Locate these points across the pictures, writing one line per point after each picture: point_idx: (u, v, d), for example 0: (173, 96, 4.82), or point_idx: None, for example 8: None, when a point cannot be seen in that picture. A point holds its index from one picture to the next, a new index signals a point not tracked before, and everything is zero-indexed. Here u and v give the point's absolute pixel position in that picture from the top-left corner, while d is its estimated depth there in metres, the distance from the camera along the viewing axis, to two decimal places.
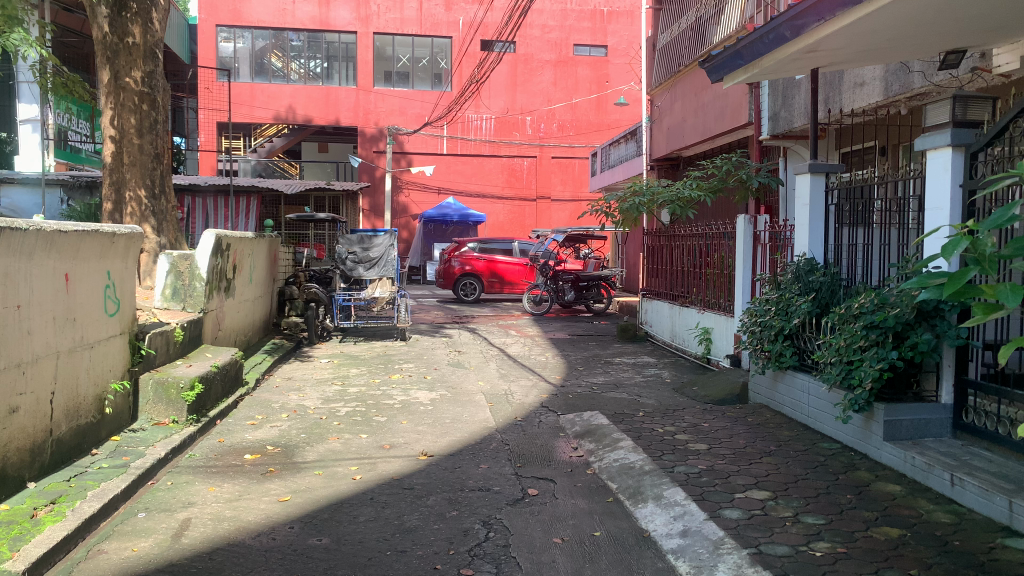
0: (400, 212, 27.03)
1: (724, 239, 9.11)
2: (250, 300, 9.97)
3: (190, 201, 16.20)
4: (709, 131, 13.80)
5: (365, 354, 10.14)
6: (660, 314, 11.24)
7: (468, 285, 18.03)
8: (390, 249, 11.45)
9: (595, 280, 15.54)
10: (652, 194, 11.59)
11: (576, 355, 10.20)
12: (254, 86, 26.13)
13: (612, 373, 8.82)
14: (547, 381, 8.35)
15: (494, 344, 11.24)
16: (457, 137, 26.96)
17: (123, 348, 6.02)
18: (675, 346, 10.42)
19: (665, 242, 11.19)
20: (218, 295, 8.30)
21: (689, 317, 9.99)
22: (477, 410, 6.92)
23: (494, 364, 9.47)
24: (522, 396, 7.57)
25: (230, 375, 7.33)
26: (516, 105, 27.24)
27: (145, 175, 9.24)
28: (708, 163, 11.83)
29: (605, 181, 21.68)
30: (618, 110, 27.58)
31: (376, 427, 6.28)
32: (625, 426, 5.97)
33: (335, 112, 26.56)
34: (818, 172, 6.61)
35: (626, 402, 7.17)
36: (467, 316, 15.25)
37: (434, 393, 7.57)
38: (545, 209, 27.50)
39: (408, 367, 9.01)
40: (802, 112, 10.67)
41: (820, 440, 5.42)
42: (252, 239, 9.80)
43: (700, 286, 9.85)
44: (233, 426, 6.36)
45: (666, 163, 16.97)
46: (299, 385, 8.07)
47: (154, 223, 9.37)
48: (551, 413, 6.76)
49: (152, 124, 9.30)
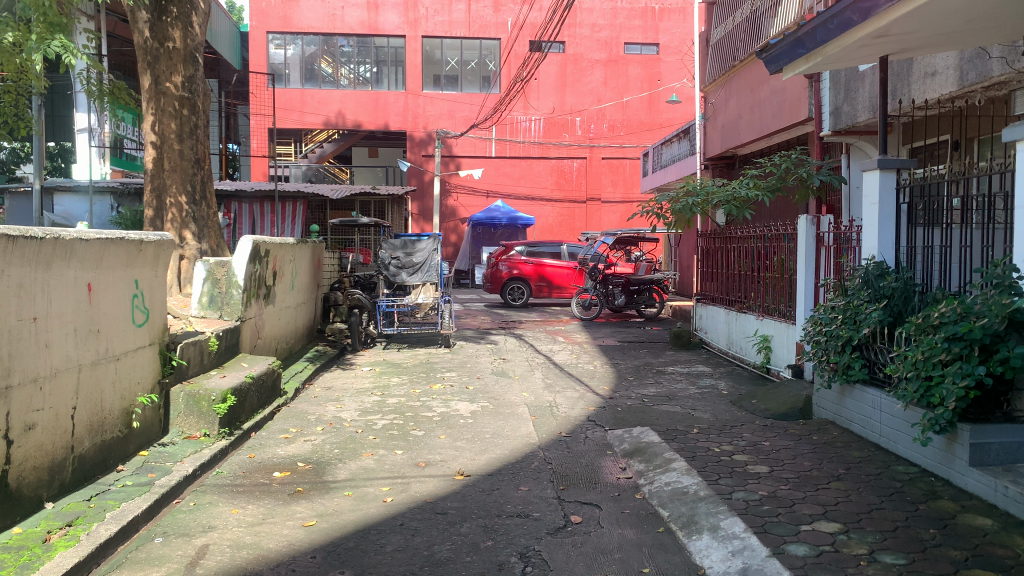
0: (449, 215, 26.87)
1: (784, 242, 8.64)
2: (292, 307, 9.80)
3: (237, 207, 16.23)
4: (766, 128, 13.21)
5: (408, 362, 9.87)
6: (715, 320, 10.73)
7: (516, 289, 17.71)
8: (433, 253, 11.21)
9: (646, 283, 15.08)
10: (706, 195, 11.08)
11: (626, 364, 9.77)
12: (304, 91, 26.29)
13: (664, 383, 8.36)
14: (595, 392, 7.95)
15: (542, 351, 10.86)
16: (506, 139, 26.71)
17: (152, 360, 5.84)
18: (732, 354, 9.89)
19: (720, 245, 10.68)
20: (257, 302, 8.13)
21: (747, 323, 9.47)
22: (520, 424, 6.56)
23: (540, 373, 9.10)
24: (568, 409, 7.18)
25: (266, 385, 7.13)
26: (565, 106, 26.84)
27: (186, 181, 9.15)
28: (765, 162, 11.28)
29: (657, 182, 21.10)
30: (670, 109, 26.92)
31: (413, 442, 5.97)
32: (678, 445, 5.54)
33: (384, 116, 26.54)
34: (888, 167, 6.07)
35: (680, 416, 6.73)
36: (515, 322, 14.90)
37: (475, 405, 7.24)
38: (596, 211, 27.00)
39: (451, 377, 8.70)
40: (866, 106, 10.04)
41: (895, 463, 4.93)
42: (293, 245, 9.61)
43: (759, 291, 9.32)
44: (266, 440, 6.13)
45: (722, 162, 16.38)
46: (338, 395, 7.81)
47: (195, 229, 9.26)
48: (598, 428, 6.37)
49: (193, 130, 9.19)
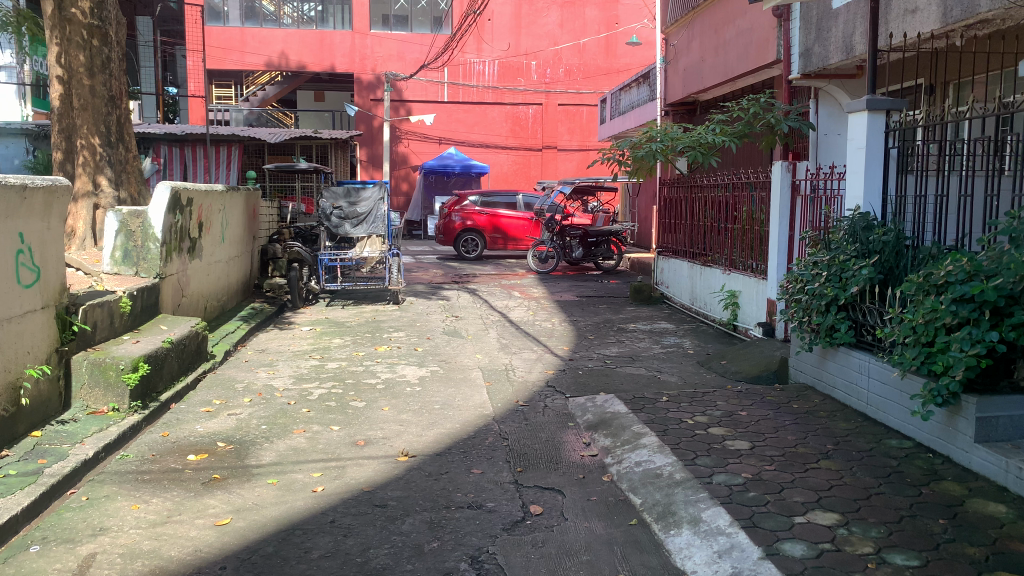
0: (400, 163, 25.88)
1: (754, 192, 8.05)
2: (224, 261, 9.00)
3: (167, 151, 15.18)
4: (731, 71, 12.57)
5: (353, 320, 9.16)
6: (678, 274, 10.21)
7: (470, 241, 17.03)
8: (379, 203, 10.43)
9: (604, 235, 14.52)
10: (671, 141, 10.44)
11: (586, 321, 9.21)
12: (244, 30, 24.80)
13: (626, 343, 7.82)
14: (554, 353, 7.37)
15: (496, 307, 10.24)
16: (459, 83, 25.67)
17: (46, 326, 5.04)
18: (695, 310, 9.40)
19: (684, 194, 10.12)
20: (179, 257, 7.32)
21: (713, 278, 8.95)
22: (473, 392, 5.95)
23: (495, 332, 8.49)
24: (525, 373, 6.59)
25: (187, 350, 6.39)
26: (520, 49, 25.80)
27: (99, 121, 8.14)
28: (730, 106, 10.67)
29: (615, 129, 20.42)
30: (627, 53, 26.03)
31: (352, 415, 5.32)
32: (647, 416, 4.99)
33: (330, 57, 25.24)
34: (878, 109, 5.47)
35: (646, 382, 6.20)
36: (468, 275, 14.24)
37: (424, 369, 6.60)
38: (551, 159, 26.27)
39: (398, 337, 8.03)
40: (839, 47, 9.45)
41: (887, 437, 4.45)
42: (223, 193, 8.75)
43: (724, 243, 8.84)
44: (184, 415, 5.42)
45: (683, 107, 15.74)
46: (271, 359, 7.10)
47: (111, 174, 8.27)
48: (558, 396, 5.79)
49: (105, 63, 8.17)
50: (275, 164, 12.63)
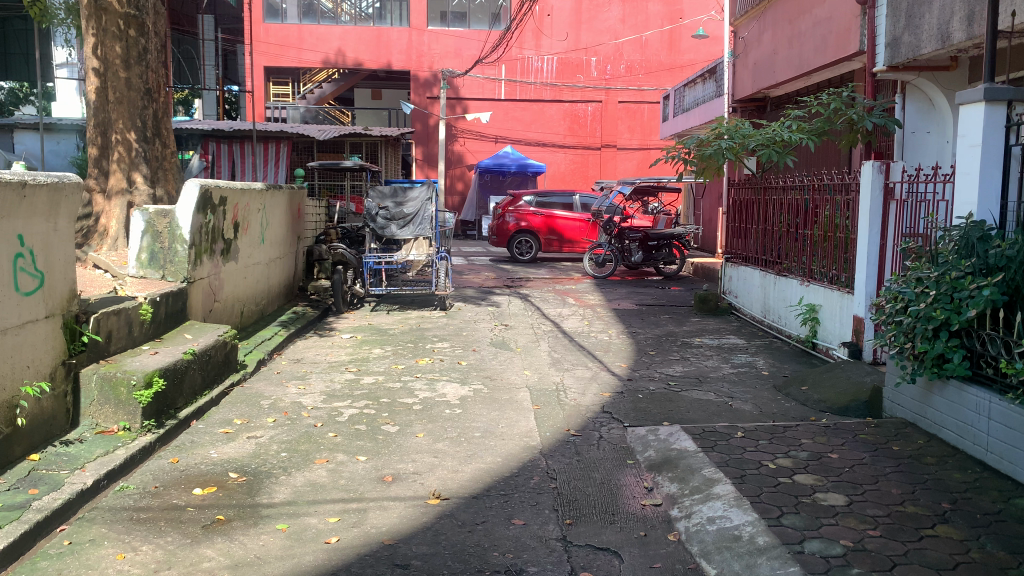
0: (455, 161, 25.43)
1: (837, 196, 7.23)
2: (263, 263, 8.57)
3: (215, 147, 14.94)
4: (807, 65, 11.67)
5: (397, 327, 8.63)
6: (748, 283, 9.40)
7: (524, 242, 16.43)
8: (427, 203, 9.87)
9: (666, 239, 13.74)
10: (742, 139, 9.63)
11: (646, 333, 8.49)
12: (302, 27, 24.66)
13: (691, 361, 7.08)
14: (610, 371, 6.68)
15: (549, 315, 9.59)
16: (516, 80, 25.12)
17: (51, 337, 4.60)
18: (768, 323, 8.59)
19: (756, 196, 9.32)
20: (211, 259, 6.88)
21: (789, 290, 8.13)
22: (519, 417, 5.31)
23: (547, 344, 7.83)
24: (578, 395, 5.92)
25: (213, 362, 5.92)
26: (580, 44, 25.07)
27: (134, 115, 7.79)
28: (808, 100, 9.81)
29: (678, 127, 19.58)
30: (692, 49, 25.07)
31: (382, 442, 4.74)
32: (720, 457, 4.29)
33: (387, 54, 24.94)
34: (998, 99, 4.64)
35: (715, 412, 5.48)
36: (521, 279, 13.61)
37: (466, 388, 5.99)
38: (610, 158, 25.48)
39: (442, 348, 7.45)
40: (933, 35, 8.50)
41: (1018, 497, 3.66)
42: (262, 191, 8.30)
43: (801, 251, 8.04)
44: (201, 436, 4.91)
45: (751, 104, 14.85)
46: (305, 372, 6.58)
47: (147, 170, 7.85)
48: (616, 425, 5.12)
49: (142, 54, 7.80)
50: (320, 161, 12.22)
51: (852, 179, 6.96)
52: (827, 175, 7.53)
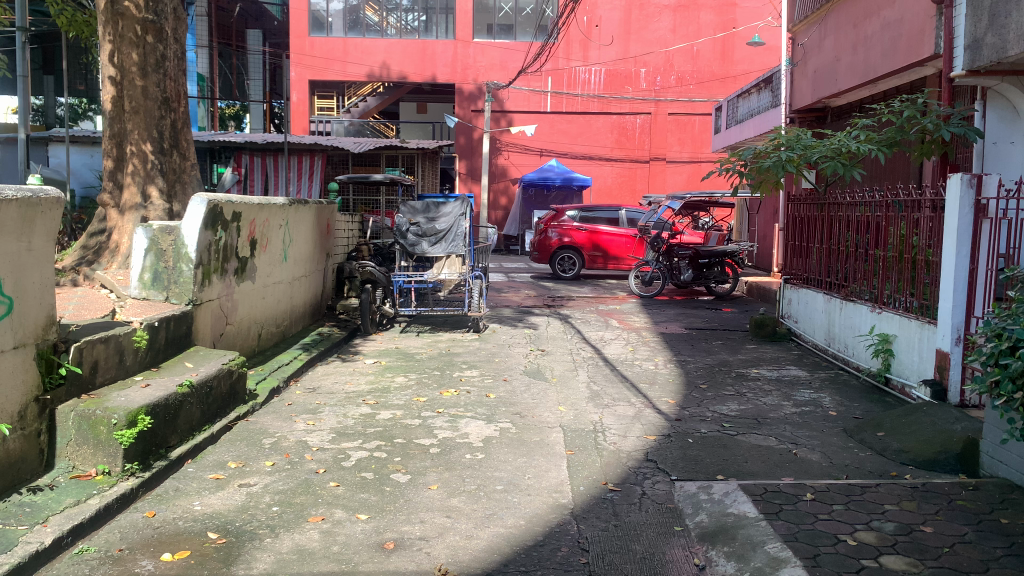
0: (499, 175, 24.94)
1: (910, 213, 6.46)
2: (286, 281, 8.08)
3: (249, 160, 14.68)
4: (874, 71, 10.79)
5: (425, 352, 8.03)
6: (810, 307, 8.57)
7: (567, 259, 15.76)
8: (460, 219, 9.26)
9: (717, 256, 12.97)
10: (804, 150, 8.81)
11: (696, 362, 7.74)
12: (348, 41, 24.46)
13: (747, 398, 6.32)
14: (656, 408, 5.96)
15: (590, 340, 8.89)
16: (562, 92, 24.53)
17: (21, 370, 4.07)
18: (834, 352, 7.76)
19: (819, 212, 8.52)
20: (222, 279, 6.36)
21: (857, 317, 7.30)
22: (549, 465, 4.63)
23: (586, 374, 7.14)
24: (618, 438, 5.22)
25: (215, 393, 5.39)
26: (628, 55, 24.38)
27: (151, 125, 7.38)
28: (879, 108, 8.96)
29: (732, 139, 18.74)
30: (745, 59, 24.16)
31: (388, 495, 4.11)
32: (786, 528, 3.56)
33: (432, 67, 24.62)
34: None
35: (777, 464, 4.73)
36: (563, 298, 12.94)
37: (491, 427, 5.32)
38: (659, 172, 24.63)
39: (470, 378, 6.81)
40: (1022, 34, 7.60)
41: None
42: (285, 205, 7.79)
43: (871, 273, 7.24)
44: (189, 483, 4.34)
45: (811, 114, 13.97)
46: (317, 404, 5.99)
47: (163, 183, 7.46)
48: (661, 478, 4.43)
49: (160, 61, 7.40)
50: (349, 175, 11.77)
51: (931, 195, 6.17)
52: (897, 191, 6.78)
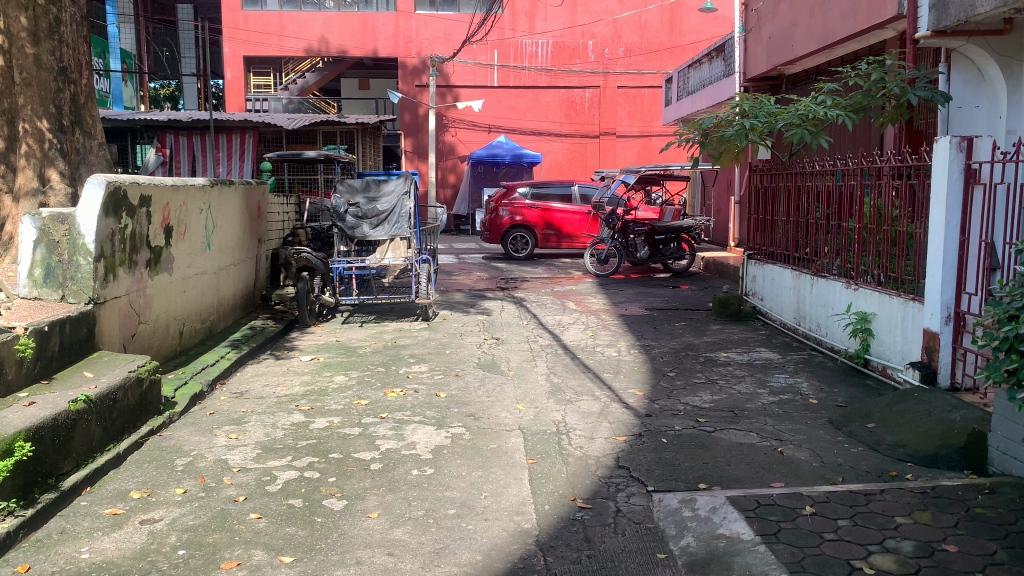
0: (446, 153, 24.17)
1: (884, 181, 6.03)
2: (210, 272, 7.30)
3: (174, 140, 13.76)
4: (832, 35, 10.36)
5: (368, 345, 7.36)
6: (776, 284, 8.12)
7: (519, 238, 15.15)
8: (404, 198, 8.58)
9: (673, 231, 12.50)
10: (768, 118, 8.34)
11: (661, 347, 7.22)
12: (283, 14, 23.31)
13: (720, 387, 5.80)
14: (624, 403, 5.41)
15: (547, 325, 8.31)
16: (509, 65, 23.78)
17: None
18: (805, 331, 7.31)
19: (783, 183, 8.06)
20: (130, 273, 5.58)
21: (830, 294, 6.85)
22: (508, 480, 4.04)
23: (544, 364, 6.57)
24: (585, 441, 4.65)
25: (120, 406, 4.64)
26: (576, 26, 23.72)
27: (48, 100, 6.48)
28: (844, 71, 8.51)
29: (683, 111, 18.24)
30: (694, 30, 23.70)
31: (320, 530, 3.48)
32: (789, 554, 3.04)
33: (373, 41, 23.62)
34: None
35: (763, 466, 4.22)
36: (516, 279, 12.35)
37: (442, 433, 4.70)
38: (610, 146, 24.11)
39: (418, 374, 6.18)
40: None
41: None
42: (205, 187, 6.99)
43: (842, 247, 6.81)
44: (79, 523, 3.63)
45: (766, 82, 13.49)
46: (244, 412, 5.29)
47: (65, 166, 6.61)
48: (636, 491, 3.89)
49: (54, 27, 6.51)
50: (274, 152, 10.90)
51: (907, 160, 5.73)
52: (870, 158, 6.34)
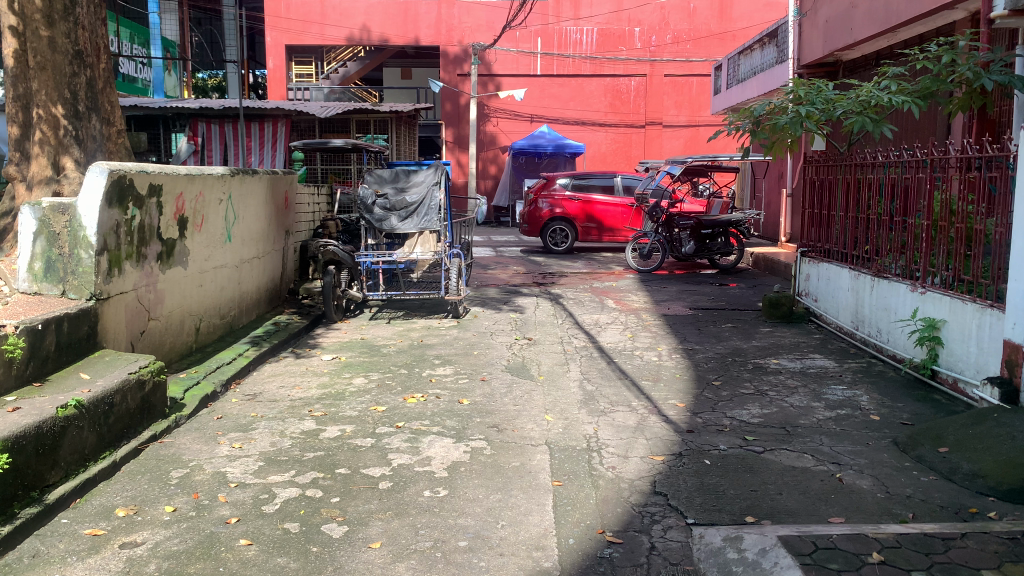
0: (487, 143, 23.76)
1: (956, 174, 5.44)
2: (231, 265, 7.00)
3: (206, 129, 13.72)
4: (895, 16, 9.67)
5: (393, 344, 6.98)
6: (832, 284, 7.53)
7: (559, 231, 14.67)
8: (433, 189, 8.15)
9: (721, 225, 11.91)
10: (826, 105, 7.76)
11: (706, 352, 6.70)
12: (325, 2, 23.11)
13: (770, 399, 5.28)
14: (663, 416, 4.94)
15: (583, 325, 7.85)
16: (553, 53, 23.25)
17: None
18: (863, 337, 6.73)
19: (840, 176, 7.47)
20: (138, 267, 5.26)
21: (892, 297, 6.27)
22: (529, 506, 3.60)
23: (578, 369, 6.11)
24: (618, 461, 4.19)
25: (118, 411, 4.31)
26: (622, 13, 23.09)
27: (61, 84, 6.18)
28: (912, 53, 7.84)
29: (733, 100, 17.54)
30: (745, 16, 22.88)
31: (313, 562, 3.09)
32: None
33: (414, 29, 23.30)
34: None
35: (820, 496, 3.72)
36: (554, 273, 11.90)
37: (461, 448, 4.29)
38: (655, 137, 23.43)
39: (442, 378, 5.77)
40: None
41: None
42: (225, 176, 6.68)
43: (906, 246, 6.22)
44: (55, 545, 3.30)
45: (821, 69, 12.84)
46: (253, 418, 4.95)
47: (80, 153, 6.31)
48: (675, 524, 3.43)
49: (68, 7, 6.18)
50: (301, 141, 10.62)
51: (982, 151, 5.14)
52: (939, 148, 5.77)
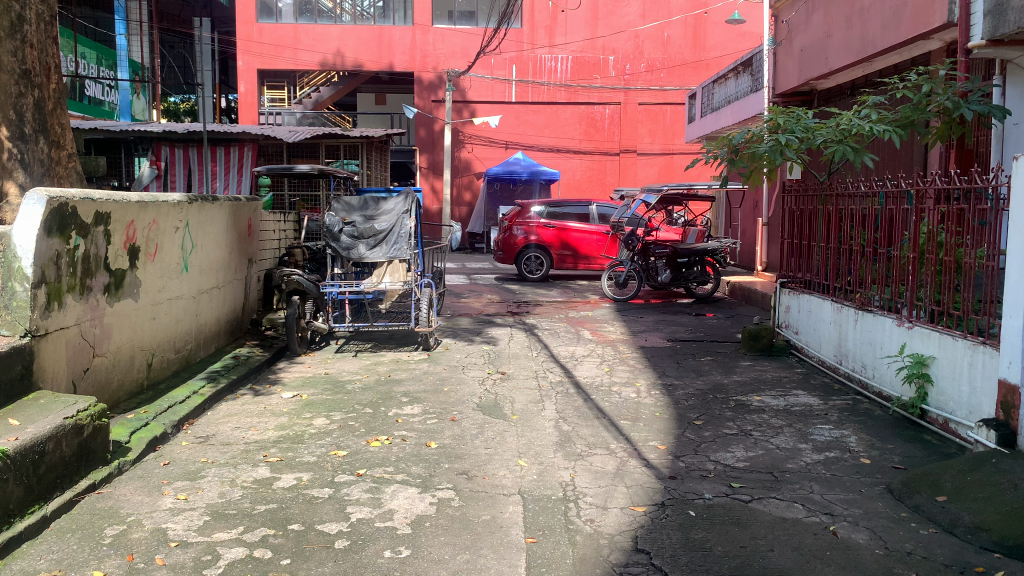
0: (462, 169, 23.56)
1: (941, 205, 5.26)
2: (188, 296, 6.64)
3: (168, 152, 13.36)
4: (871, 45, 9.61)
5: (359, 379, 6.64)
6: (814, 317, 7.32)
7: (533, 259, 14.43)
8: (403, 216, 7.86)
9: (697, 254, 11.74)
10: (806, 134, 7.62)
11: (686, 387, 6.44)
12: (298, 27, 22.89)
13: (755, 440, 5.02)
14: (643, 460, 4.65)
15: (558, 358, 7.56)
16: (528, 80, 23.19)
17: None
18: (847, 372, 6.51)
19: (820, 206, 7.31)
20: (80, 300, 4.88)
21: (877, 331, 6.06)
22: (499, 569, 3.28)
23: (554, 407, 5.81)
24: (596, 512, 3.88)
25: (50, 459, 3.91)
26: (596, 41, 23.13)
27: (7, 104, 5.82)
28: (892, 82, 7.73)
29: (708, 128, 17.50)
30: (719, 46, 23.01)
31: None
32: None
33: (389, 55, 23.11)
34: None
35: (816, 553, 3.44)
36: (529, 302, 11.63)
37: (426, 500, 3.97)
38: (630, 164, 23.39)
39: (409, 418, 5.43)
40: None
41: None
42: (182, 203, 6.34)
43: (890, 278, 6.03)
44: None
45: (796, 98, 12.80)
46: (203, 464, 4.58)
47: (25, 176, 5.93)
48: None
49: (15, 24, 5.85)
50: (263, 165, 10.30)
51: (959, 181, 5.05)
52: (917, 178, 5.64)
